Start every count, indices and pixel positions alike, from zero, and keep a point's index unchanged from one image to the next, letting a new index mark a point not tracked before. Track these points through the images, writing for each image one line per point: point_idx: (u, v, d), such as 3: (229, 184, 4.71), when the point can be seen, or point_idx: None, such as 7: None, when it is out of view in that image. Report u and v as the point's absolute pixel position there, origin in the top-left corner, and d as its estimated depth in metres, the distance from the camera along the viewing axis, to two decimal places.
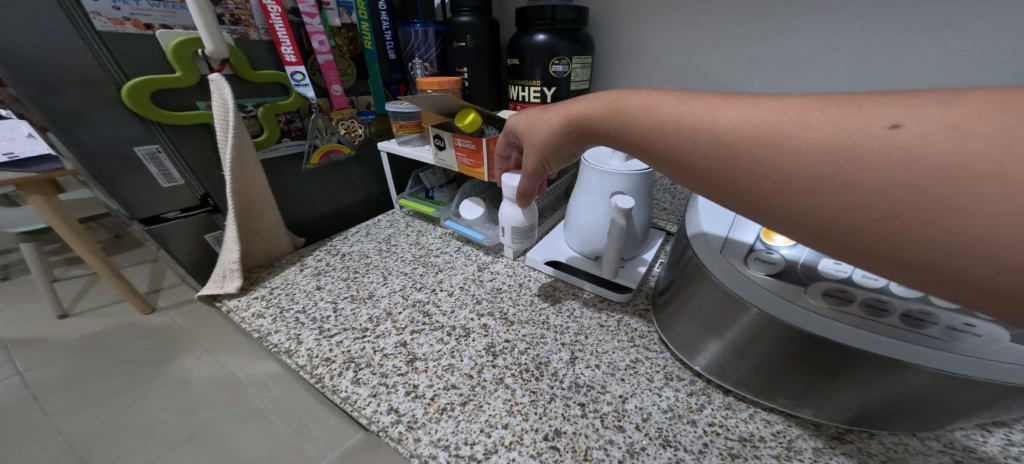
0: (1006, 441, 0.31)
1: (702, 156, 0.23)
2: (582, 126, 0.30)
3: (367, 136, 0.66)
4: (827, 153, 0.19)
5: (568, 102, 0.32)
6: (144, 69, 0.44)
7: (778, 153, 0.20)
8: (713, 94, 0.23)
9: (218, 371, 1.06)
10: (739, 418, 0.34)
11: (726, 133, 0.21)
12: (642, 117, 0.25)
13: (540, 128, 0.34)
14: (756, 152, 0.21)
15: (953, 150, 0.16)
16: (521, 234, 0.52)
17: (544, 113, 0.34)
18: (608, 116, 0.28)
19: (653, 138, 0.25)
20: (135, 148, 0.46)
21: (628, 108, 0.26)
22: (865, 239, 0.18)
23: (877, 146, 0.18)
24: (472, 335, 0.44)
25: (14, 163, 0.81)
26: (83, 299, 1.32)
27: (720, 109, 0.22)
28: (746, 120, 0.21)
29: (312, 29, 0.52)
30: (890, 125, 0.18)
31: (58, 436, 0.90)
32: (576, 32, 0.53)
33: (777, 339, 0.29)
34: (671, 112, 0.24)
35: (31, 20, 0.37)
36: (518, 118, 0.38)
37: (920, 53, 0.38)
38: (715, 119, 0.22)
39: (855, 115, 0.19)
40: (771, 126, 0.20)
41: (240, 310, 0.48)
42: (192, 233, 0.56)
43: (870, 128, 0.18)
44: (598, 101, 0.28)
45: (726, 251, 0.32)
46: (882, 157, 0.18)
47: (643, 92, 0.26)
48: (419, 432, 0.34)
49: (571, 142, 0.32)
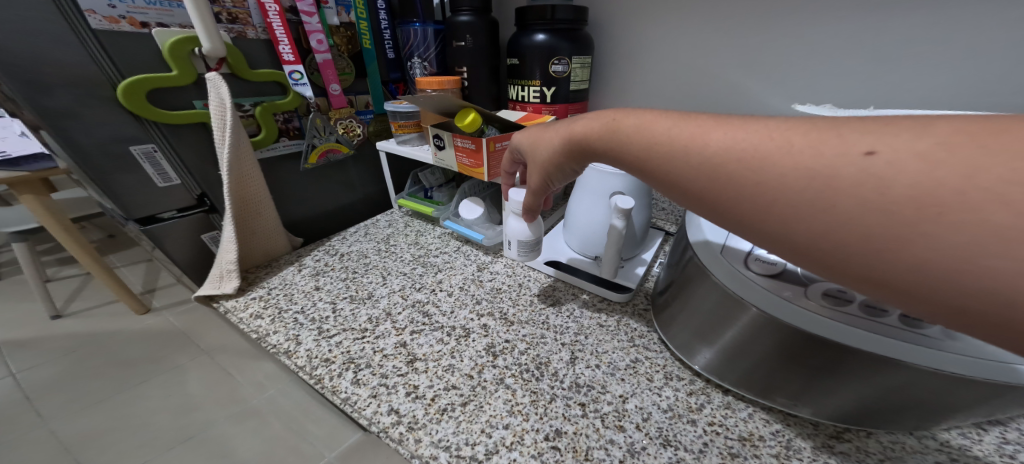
0: (1002, 439, 0.32)
1: (692, 177, 0.23)
2: (582, 145, 0.30)
3: (365, 135, 0.66)
4: (805, 178, 0.19)
5: (568, 121, 0.32)
6: (138, 68, 0.43)
7: (763, 176, 0.20)
8: (705, 116, 0.23)
9: (215, 371, 1.05)
10: (738, 417, 0.34)
11: (715, 156, 0.21)
12: (639, 137, 0.25)
13: (543, 146, 0.34)
14: (745, 175, 0.21)
15: (920, 179, 0.16)
16: (528, 247, 0.48)
17: (547, 129, 0.34)
18: (606, 136, 0.28)
19: (648, 157, 0.25)
20: (130, 148, 0.46)
21: (626, 127, 0.26)
22: (847, 260, 0.18)
23: (852, 172, 0.18)
24: (472, 335, 0.43)
25: (7, 162, 0.79)
26: (76, 299, 1.30)
27: (710, 131, 0.22)
28: (735, 142, 0.21)
29: (310, 28, 0.52)
30: (865, 152, 0.18)
31: (52, 437, 0.89)
32: (577, 32, 0.53)
33: (774, 341, 0.29)
34: (666, 133, 0.24)
35: (24, 17, 0.36)
36: (522, 135, 0.38)
37: (916, 60, 0.39)
38: (705, 141, 0.22)
39: (833, 138, 0.18)
40: (758, 150, 0.20)
41: (237, 310, 0.48)
42: (188, 234, 0.56)
43: (846, 154, 0.18)
44: (597, 120, 0.28)
45: (726, 253, 0.32)
46: (856, 183, 0.17)
47: (640, 113, 0.26)
48: (419, 433, 0.34)
49: (571, 160, 0.32)
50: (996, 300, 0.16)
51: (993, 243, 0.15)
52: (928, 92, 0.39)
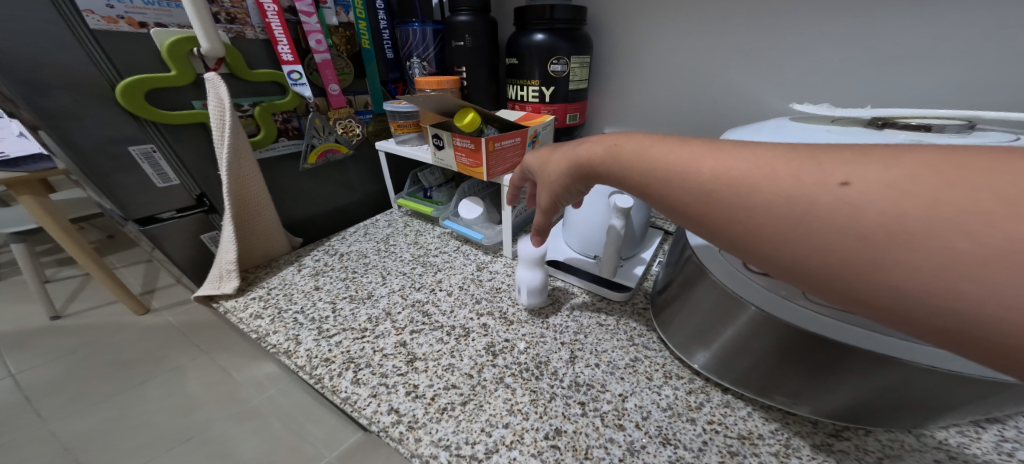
0: (1000, 437, 0.32)
1: (689, 205, 0.22)
2: (588, 168, 0.30)
3: (364, 135, 0.66)
4: (787, 206, 0.19)
5: (574, 143, 0.32)
6: (136, 68, 0.43)
7: (750, 205, 0.20)
8: (701, 141, 0.23)
9: (214, 371, 1.05)
10: (737, 415, 0.35)
11: (709, 183, 0.21)
12: (640, 162, 0.25)
13: (550, 168, 0.34)
14: (735, 204, 0.20)
15: (890, 207, 0.16)
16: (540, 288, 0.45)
17: (555, 151, 0.35)
18: (609, 160, 0.28)
19: (648, 181, 0.24)
20: (129, 148, 0.46)
21: (627, 153, 0.26)
22: (839, 286, 0.18)
23: (828, 201, 0.17)
24: (471, 335, 0.43)
25: (5, 162, 0.79)
26: (75, 300, 1.30)
27: (703, 158, 0.22)
28: (726, 169, 0.21)
29: (309, 28, 0.52)
30: (840, 182, 0.17)
31: (51, 438, 0.89)
32: (576, 31, 0.53)
33: (773, 338, 0.29)
34: (662, 159, 0.24)
35: (22, 18, 0.36)
36: (530, 155, 0.38)
37: (912, 61, 0.39)
38: (698, 167, 0.22)
39: (809, 170, 0.18)
40: (744, 176, 0.20)
41: (236, 310, 0.47)
42: (187, 235, 0.56)
43: (823, 183, 0.18)
44: (600, 145, 0.28)
45: (726, 251, 0.33)
46: (831, 211, 0.17)
47: (641, 138, 0.26)
48: (419, 432, 0.34)
49: (578, 182, 0.32)
50: (994, 329, 0.15)
51: (961, 271, 0.15)
52: (924, 92, 0.39)
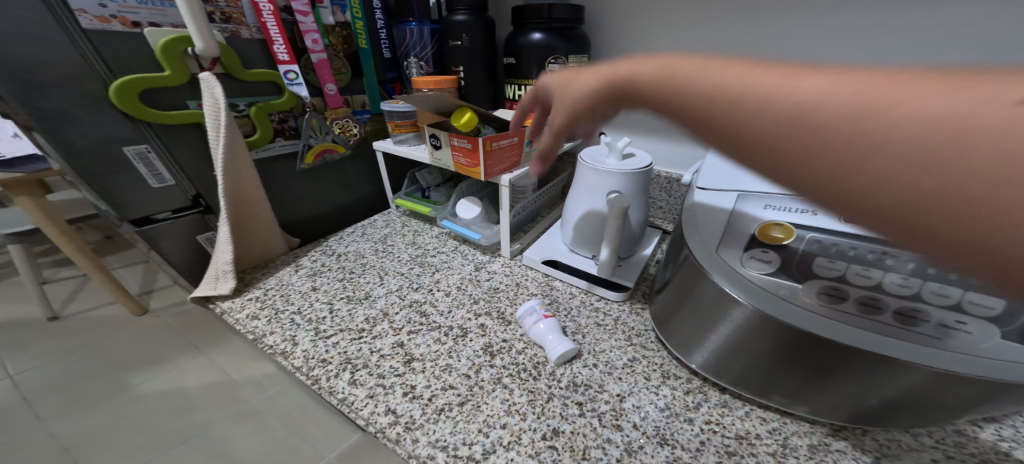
0: (997, 436, 0.32)
1: (766, 128, 0.19)
2: (624, 84, 0.27)
3: (362, 135, 0.66)
4: (931, 124, 0.15)
5: (611, 60, 0.29)
6: (130, 68, 0.43)
7: (869, 125, 0.16)
8: (784, 66, 0.20)
9: (213, 371, 1.05)
10: (735, 415, 0.34)
11: (810, 101, 0.18)
12: (705, 80, 0.21)
13: (576, 85, 0.32)
14: (853, 122, 0.17)
15: None
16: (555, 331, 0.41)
17: (585, 71, 0.32)
18: (656, 78, 0.24)
19: (713, 102, 0.20)
20: (124, 148, 0.45)
21: (688, 72, 0.22)
22: (972, 230, 0.15)
23: (996, 119, 0.14)
24: (469, 335, 0.43)
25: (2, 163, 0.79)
26: (73, 301, 1.30)
27: (801, 79, 0.18)
28: (839, 86, 0.17)
29: (305, 28, 0.52)
30: (1015, 100, 0.14)
31: (50, 438, 0.89)
32: (575, 31, 0.53)
33: (770, 338, 0.29)
34: (738, 78, 0.20)
35: (15, 17, 0.36)
36: (555, 78, 0.36)
37: None
38: (794, 88, 0.18)
39: (966, 91, 0.15)
40: (866, 95, 0.17)
41: (233, 311, 0.47)
42: (183, 235, 0.55)
43: (990, 101, 0.15)
44: (649, 62, 0.25)
45: (724, 248, 0.32)
46: (1002, 128, 0.14)
47: (702, 59, 0.22)
48: (416, 433, 0.34)
49: (605, 102, 0.29)
50: None
51: None
52: None
